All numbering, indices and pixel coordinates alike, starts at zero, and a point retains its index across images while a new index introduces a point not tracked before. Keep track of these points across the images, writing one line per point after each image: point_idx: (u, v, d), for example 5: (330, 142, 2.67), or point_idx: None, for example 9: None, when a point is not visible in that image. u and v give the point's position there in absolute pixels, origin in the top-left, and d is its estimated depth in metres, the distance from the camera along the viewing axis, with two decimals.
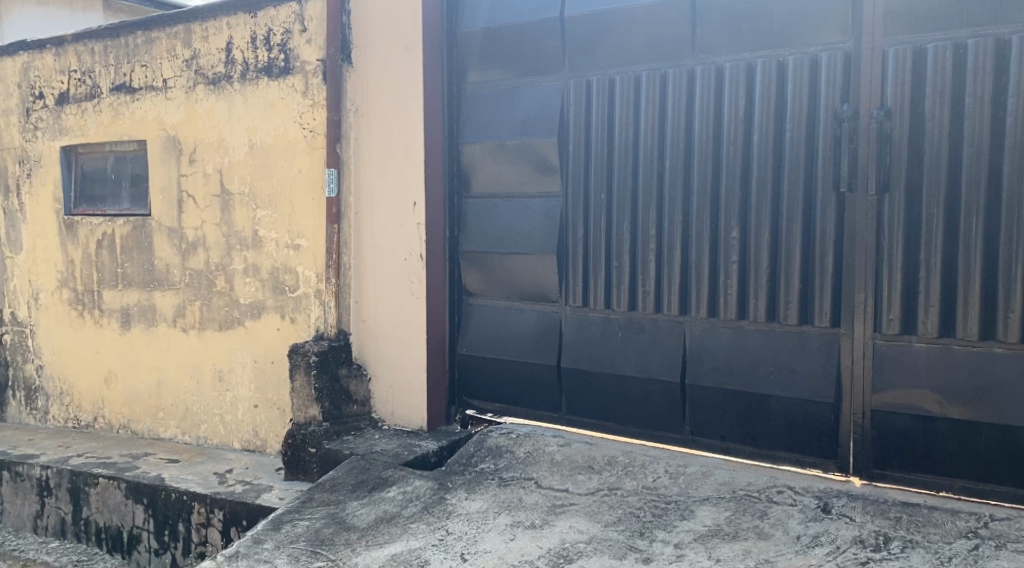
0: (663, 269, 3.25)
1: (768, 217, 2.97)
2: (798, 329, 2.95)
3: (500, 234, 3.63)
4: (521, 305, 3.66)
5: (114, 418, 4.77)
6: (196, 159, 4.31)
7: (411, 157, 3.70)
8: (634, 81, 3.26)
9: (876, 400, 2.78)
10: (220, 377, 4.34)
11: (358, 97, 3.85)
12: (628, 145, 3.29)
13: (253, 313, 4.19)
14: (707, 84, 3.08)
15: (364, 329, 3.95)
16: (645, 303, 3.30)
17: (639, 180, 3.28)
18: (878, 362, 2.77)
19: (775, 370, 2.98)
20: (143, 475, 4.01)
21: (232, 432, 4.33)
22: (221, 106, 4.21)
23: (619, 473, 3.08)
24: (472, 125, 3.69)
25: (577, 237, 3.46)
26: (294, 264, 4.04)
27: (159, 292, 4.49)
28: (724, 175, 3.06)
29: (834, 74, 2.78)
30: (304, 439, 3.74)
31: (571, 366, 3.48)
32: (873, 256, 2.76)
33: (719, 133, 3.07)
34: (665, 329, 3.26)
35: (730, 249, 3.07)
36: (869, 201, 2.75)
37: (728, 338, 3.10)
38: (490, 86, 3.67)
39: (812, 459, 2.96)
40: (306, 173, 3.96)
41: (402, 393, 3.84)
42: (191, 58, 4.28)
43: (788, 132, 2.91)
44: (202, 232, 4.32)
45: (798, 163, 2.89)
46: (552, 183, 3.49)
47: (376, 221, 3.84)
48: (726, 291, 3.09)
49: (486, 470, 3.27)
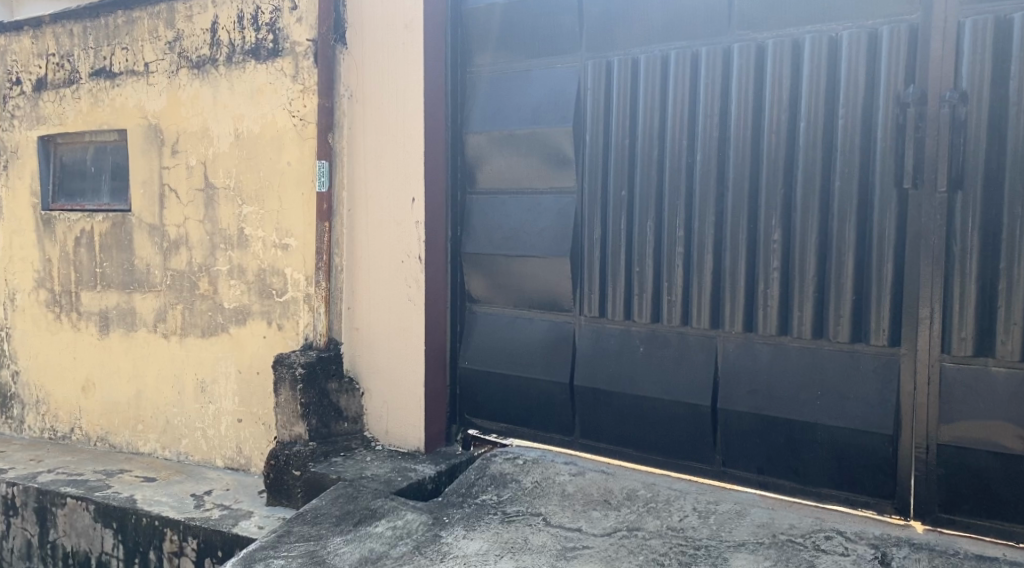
0: (692, 276, 2.85)
1: (816, 218, 2.57)
2: (851, 347, 2.54)
3: (508, 234, 3.24)
4: (529, 314, 3.28)
5: (91, 429, 4.43)
6: (179, 150, 3.96)
7: (411, 147, 3.32)
8: (661, 61, 2.86)
9: (944, 433, 2.37)
10: (202, 388, 3.98)
11: (353, 81, 3.48)
12: (653, 135, 2.90)
13: (238, 318, 3.83)
14: (746, 64, 2.67)
15: (357, 338, 3.57)
16: (671, 315, 2.90)
17: (666, 176, 2.88)
18: (946, 388, 2.36)
19: (822, 395, 2.57)
20: (114, 495, 3.66)
21: (214, 448, 3.98)
22: (205, 93, 3.85)
23: (640, 510, 2.69)
24: (478, 113, 3.32)
25: (594, 239, 3.08)
26: (282, 266, 3.67)
27: (139, 294, 4.15)
28: (765, 170, 2.66)
29: (897, 50, 2.37)
30: (288, 460, 3.36)
31: (586, 385, 3.09)
32: (943, 264, 2.34)
33: (760, 121, 2.67)
34: (694, 345, 2.86)
35: (771, 255, 2.67)
36: (937, 199, 2.33)
37: (768, 356, 2.70)
38: (498, 69, 3.29)
39: (866, 498, 2.55)
40: (295, 165, 3.59)
41: (398, 410, 3.47)
42: (174, 40, 3.93)
43: (841, 119, 2.50)
44: (185, 229, 3.97)
45: (853, 155, 2.48)
46: (566, 178, 3.11)
47: (372, 220, 3.47)
48: (766, 302, 2.69)
49: (488, 503, 2.88)
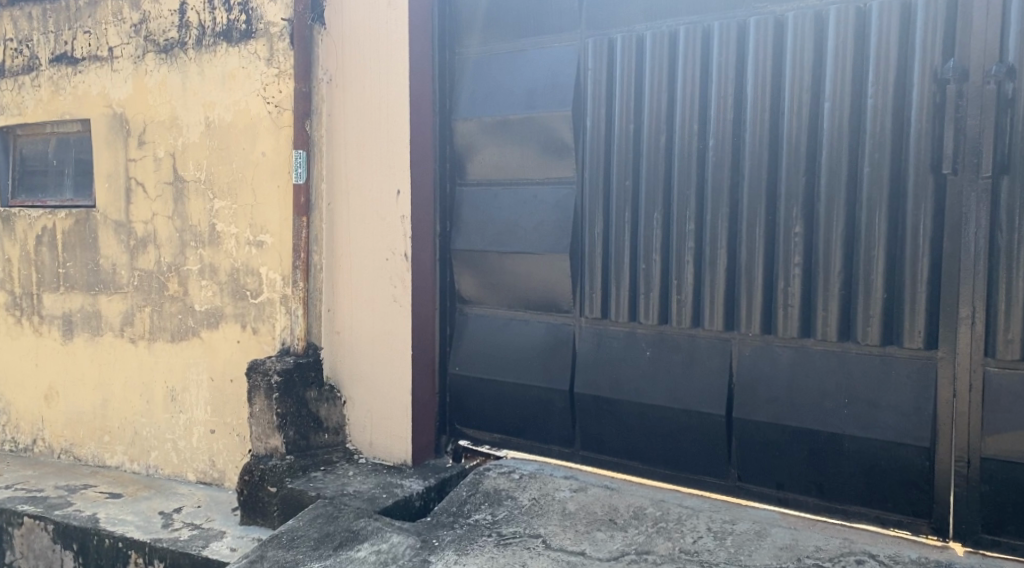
0: (703, 273, 2.61)
1: (843, 209, 2.33)
2: (882, 351, 2.30)
3: (502, 229, 3.00)
4: (525, 316, 3.04)
5: (54, 441, 4.13)
6: (146, 141, 3.67)
7: (395, 134, 3.06)
8: (670, 39, 2.61)
9: (988, 446, 2.14)
10: (172, 397, 3.71)
11: (332, 64, 3.21)
12: (661, 120, 2.65)
13: (210, 322, 3.55)
14: (763, 39, 2.43)
15: (338, 342, 3.31)
16: (680, 316, 2.66)
17: (674, 164, 2.64)
18: (990, 395, 2.13)
19: (850, 404, 2.33)
20: (75, 513, 3.37)
21: (186, 461, 3.70)
22: (173, 78, 3.56)
23: (649, 532, 2.43)
24: (469, 98, 3.07)
25: (595, 234, 2.83)
26: (256, 265, 3.40)
27: (105, 296, 3.86)
28: (785, 156, 2.42)
29: (935, 20, 2.13)
30: (263, 476, 3.09)
31: (587, 392, 2.84)
32: (986, 259, 2.11)
33: (779, 102, 2.43)
34: (706, 349, 2.62)
35: (791, 249, 2.43)
36: (980, 186, 2.10)
37: (788, 361, 2.46)
38: (489, 50, 3.04)
39: (899, 516, 2.32)
40: (270, 156, 3.32)
41: (382, 420, 3.21)
42: (139, 22, 3.63)
43: (871, 98, 2.26)
44: (153, 226, 3.68)
45: (884, 138, 2.24)
46: (564, 167, 2.87)
47: (354, 215, 3.21)
48: (786, 301, 2.45)
49: (481, 523, 2.61)
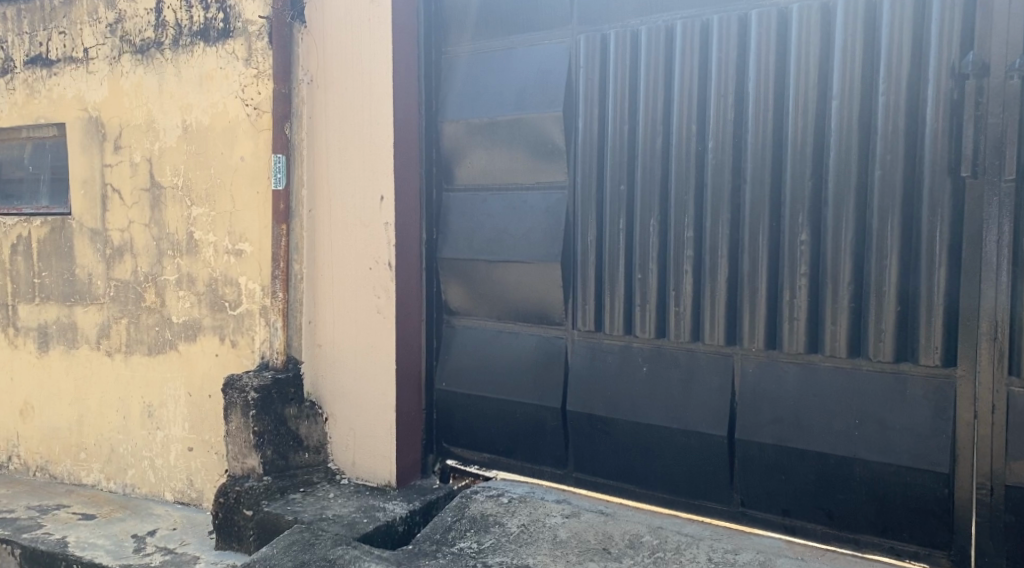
0: (703, 284, 2.44)
1: (852, 214, 2.16)
2: (896, 369, 2.13)
3: (491, 237, 2.84)
4: (515, 328, 2.88)
5: (29, 458, 3.97)
6: (122, 146, 3.52)
7: (378, 137, 2.90)
8: (666, 34, 2.45)
9: (1013, 472, 1.97)
10: (149, 413, 3.55)
11: (313, 64, 3.06)
12: (657, 121, 2.49)
13: (188, 334, 3.40)
14: (766, 33, 2.27)
15: (320, 356, 3.14)
16: (678, 329, 2.49)
17: (671, 168, 2.47)
18: (1015, 417, 1.96)
19: (861, 425, 2.16)
20: (44, 537, 3.21)
21: (163, 480, 3.54)
22: (150, 80, 3.41)
23: (646, 562, 2.26)
24: (455, 99, 2.92)
25: (588, 242, 2.67)
26: (235, 274, 3.25)
27: (81, 308, 3.71)
28: (790, 159, 2.25)
29: (953, 11, 1.97)
30: (238, 498, 2.93)
31: (580, 410, 2.67)
32: (1010, 268, 1.94)
33: (783, 101, 2.26)
34: (706, 365, 2.45)
35: (796, 258, 2.26)
36: (1002, 190, 1.93)
37: (795, 379, 2.29)
38: (477, 49, 2.89)
39: (916, 548, 2.14)
40: (249, 161, 3.17)
41: (365, 438, 3.04)
42: (115, 22, 3.49)
43: (882, 95, 2.09)
44: (129, 234, 3.53)
45: (897, 138, 2.07)
46: (554, 171, 2.71)
47: (335, 222, 3.05)
48: (792, 314, 2.28)
49: (466, 552, 2.44)
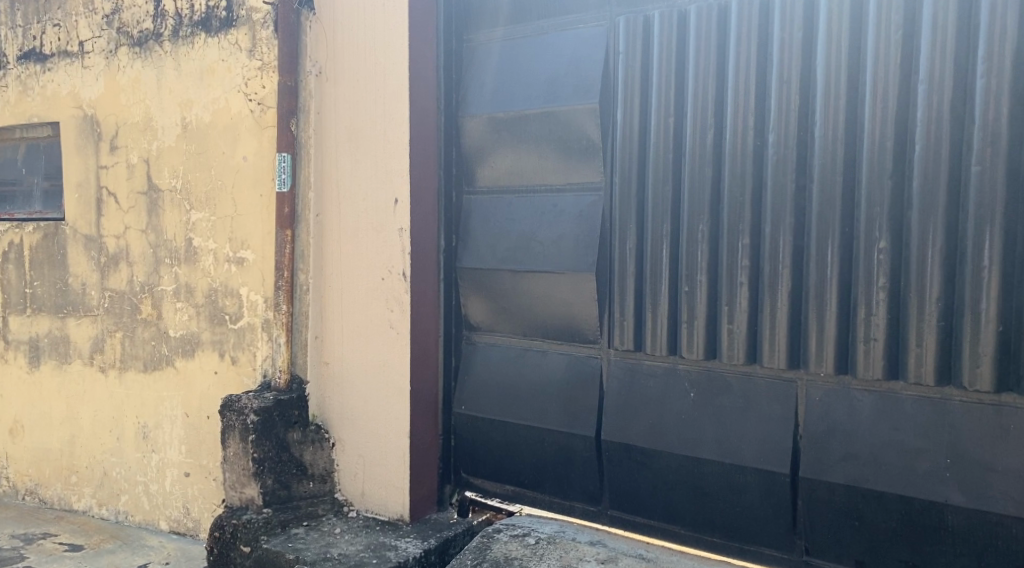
0: (762, 297, 2.14)
1: (943, 219, 1.84)
2: (996, 402, 1.80)
3: (516, 244, 2.55)
4: (543, 346, 2.58)
5: (19, 481, 3.72)
6: (119, 146, 3.27)
7: (392, 133, 2.63)
8: (719, 16, 2.16)
9: None
10: (144, 434, 3.28)
11: (322, 54, 2.79)
12: (708, 111, 2.19)
13: (185, 350, 3.13)
14: (838, 9, 1.96)
15: (327, 374, 2.86)
16: (733, 350, 2.18)
17: (724, 166, 2.17)
18: None
19: (952, 465, 1.84)
20: None
21: (158, 507, 3.26)
22: (148, 75, 3.17)
23: None
24: (478, 91, 2.64)
25: (627, 251, 2.37)
26: (236, 285, 2.98)
27: (73, 320, 3.46)
28: (867, 154, 1.94)
29: None
30: (235, 533, 2.66)
31: (616, 441, 2.37)
32: None
33: (857, 88, 1.96)
34: (764, 392, 2.14)
35: (874, 269, 1.94)
36: None
37: (871, 410, 1.97)
38: (503, 36, 2.61)
39: None
40: (252, 161, 2.90)
41: (376, 466, 2.75)
42: (111, 13, 3.26)
43: (981, 77, 1.77)
44: (125, 240, 3.28)
45: (999, 128, 1.75)
46: (589, 170, 2.42)
47: (345, 227, 2.77)
48: (868, 335, 1.96)
49: None
